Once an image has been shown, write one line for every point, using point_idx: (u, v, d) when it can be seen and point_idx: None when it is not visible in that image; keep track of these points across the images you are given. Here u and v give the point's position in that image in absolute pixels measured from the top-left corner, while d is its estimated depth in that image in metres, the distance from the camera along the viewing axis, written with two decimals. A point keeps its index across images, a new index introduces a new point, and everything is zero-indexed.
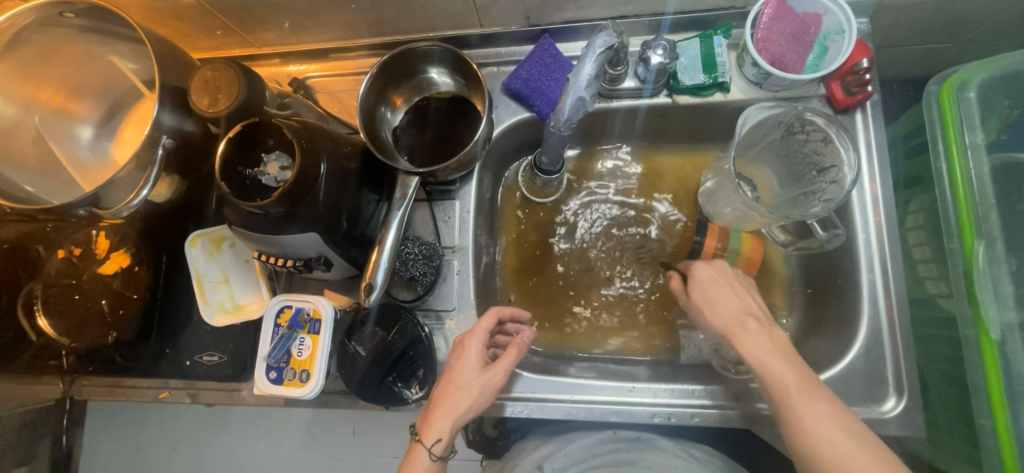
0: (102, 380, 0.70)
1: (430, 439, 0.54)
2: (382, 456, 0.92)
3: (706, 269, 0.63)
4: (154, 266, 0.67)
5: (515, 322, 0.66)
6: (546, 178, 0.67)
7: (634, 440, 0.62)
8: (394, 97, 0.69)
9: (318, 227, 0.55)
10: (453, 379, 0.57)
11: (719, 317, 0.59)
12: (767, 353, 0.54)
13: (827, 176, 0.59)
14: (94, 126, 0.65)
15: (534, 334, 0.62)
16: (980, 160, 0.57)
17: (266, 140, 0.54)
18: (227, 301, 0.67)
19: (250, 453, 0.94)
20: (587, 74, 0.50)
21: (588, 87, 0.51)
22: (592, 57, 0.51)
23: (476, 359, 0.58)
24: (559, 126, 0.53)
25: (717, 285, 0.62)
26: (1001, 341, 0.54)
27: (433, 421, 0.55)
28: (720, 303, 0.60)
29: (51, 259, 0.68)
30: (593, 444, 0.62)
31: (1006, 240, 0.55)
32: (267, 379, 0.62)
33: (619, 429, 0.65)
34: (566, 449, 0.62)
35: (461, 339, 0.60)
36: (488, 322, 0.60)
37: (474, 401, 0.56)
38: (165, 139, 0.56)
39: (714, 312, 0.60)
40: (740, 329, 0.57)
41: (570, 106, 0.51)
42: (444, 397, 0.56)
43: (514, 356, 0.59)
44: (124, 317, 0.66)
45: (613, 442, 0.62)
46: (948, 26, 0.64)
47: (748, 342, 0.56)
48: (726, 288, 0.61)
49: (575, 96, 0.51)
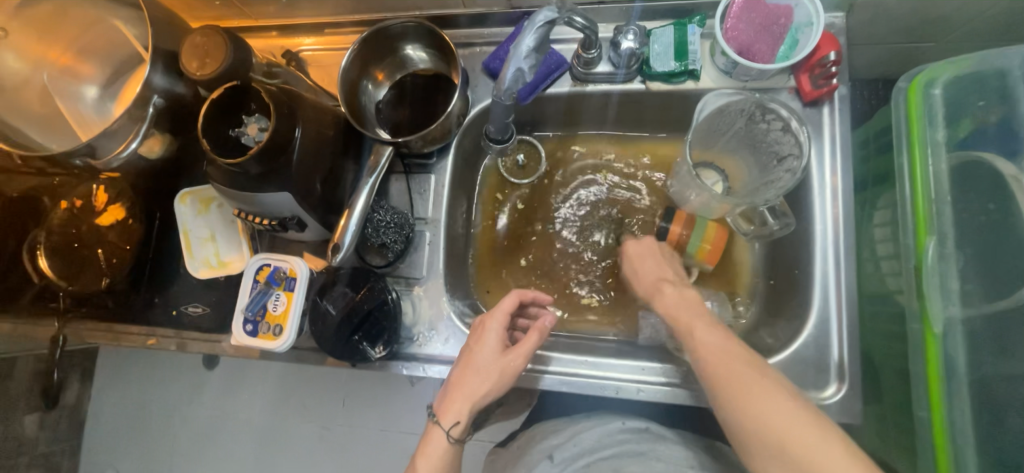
0: (98, 324, 0.74)
1: (448, 421, 0.57)
2: (367, 427, 1.03)
3: (634, 246, 0.67)
4: (147, 221, 0.72)
5: (537, 306, 0.68)
6: (501, 148, 0.70)
7: (642, 430, 0.63)
8: (376, 72, 0.71)
9: (292, 188, 0.58)
10: (472, 362, 0.59)
11: (641, 286, 0.64)
12: (712, 343, 0.52)
13: (784, 165, 0.60)
14: (99, 86, 0.69)
15: (555, 319, 0.64)
16: (939, 157, 0.57)
17: (249, 104, 0.58)
18: (212, 257, 0.71)
19: (241, 415, 1.07)
20: (526, 47, 0.52)
21: (526, 60, 0.53)
22: (531, 31, 0.52)
23: (496, 342, 0.60)
24: (502, 95, 0.56)
25: (644, 259, 0.65)
26: (943, 335, 0.55)
27: (452, 403, 0.57)
28: (644, 272, 0.64)
29: (54, 210, 0.73)
30: (598, 434, 0.63)
31: (957, 236, 0.55)
32: (244, 331, 0.66)
33: (626, 419, 0.65)
34: (574, 439, 0.64)
35: (483, 321, 0.62)
36: (510, 304, 0.62)
37: (493, 384, 0.58)
38: (155, 99, 0.60)
39: (637, 283, 0.64)
40: (657, 293, 0.61)
41: (510, 77, 0.53)
42: (463, 380, 0.58)
43: (536, 339, 0.60)
44: (116, 265, 0.70)
45: (621, 433, 0.63)
46: (926, 25, 0.64)
47: (669, 303, 0.59)
48: (652, 261, 0.65)
49: (514, 68, 0.53)
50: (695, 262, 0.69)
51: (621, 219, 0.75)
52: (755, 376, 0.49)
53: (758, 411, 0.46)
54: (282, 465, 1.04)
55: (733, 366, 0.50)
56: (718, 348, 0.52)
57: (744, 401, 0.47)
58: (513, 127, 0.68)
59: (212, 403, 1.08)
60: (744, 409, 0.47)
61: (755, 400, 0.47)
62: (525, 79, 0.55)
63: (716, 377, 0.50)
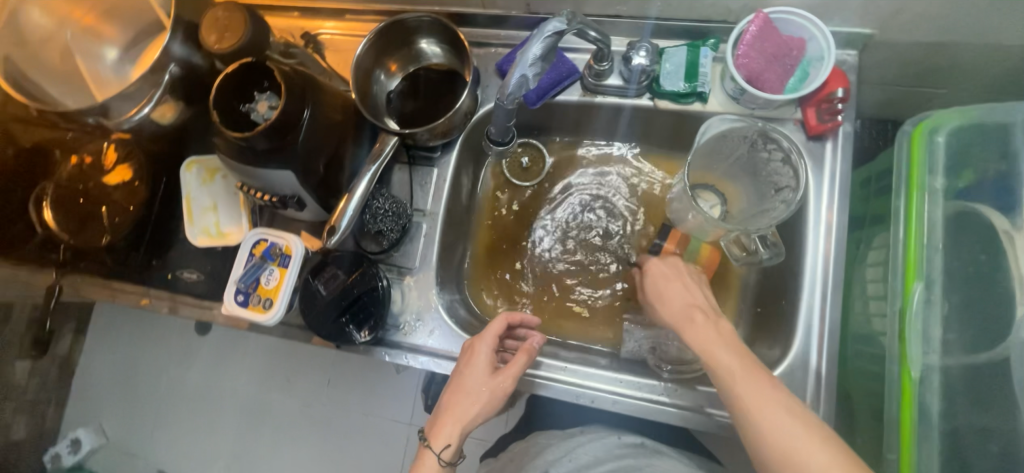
0: (91, 279, 0.75)
1: (439, 444, 0.58)
2: (349, 409, 1.04)
3: (660, 266, 0.65)
4: (152, 185, 0.73)
5: (525, 327, 0.68)
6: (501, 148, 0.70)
7: (638, 445, 0.68)
8: (390, 63, 0.72)
9: (294, 167, 0.59)
10: (462, 385, 0.60)
11: (668, 311, 0.60)
12: (728, 364, 0.52)
13: (781, 196, 0.60)
14: (119, 49, 0.71)
15: (543, 340, 0.65)
16: (935, 205, 0.57)
17: (262, 81, 0.59)
18: (212, 226, 0.72)
19: (227, 383, 1.09)
20: (533, 54, 0.51)
21: (532, 67, 0.52)
22: (540, 39, 0.52)
23: (485, 365, 0.61)
24: (506, 98, 0.56)
25: (669, 282, 0.63)
26: (920, 380, 0.55)
27: (443, 427, 0.58)
28: (672, 298, 0.61)
29: (64, 164, 0.75)
30: (597, 449, 0.68)
31: (944, 284, 0.56)
32: (234, 301, 0.67)
33: (623, 434, 0.70)
34: (571, 454, 0.68)
35: (471, 343, 0.63)
36: (498, 326, 0.63)
37: (482, 407, 0.59)
38: (172, 67, 0.62)
39: (665, 309, 0.61)
40: (687, 322, 0.57)
41: (514, 82, 0.53)
42: (454, 402, 0.59)
43: (525, 361, 0.61)
44: (117, 224, 0.72)
45: (619, 448, 0.68)
46: (939, 71, 0.65)
47: (700, 336, 0.55)
48: (678, 284, 0.62)
49: (519, 73, 0.52)
50: None
51: (619, 232, 0.76)
52: (766, 395, 0.49)
53: (778, 441, 0.47)
54: (263, 439, 1.06)
55: (751, 386, 0.50)
56: (740, 369, 0.51)
57: (755, 414, 0.49)
58: (513, 130, 0.68)
59: (200, 368, 1.10)
60: (760, 420, 0.48)
61: (770, 418, 0.48)
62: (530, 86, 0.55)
63: (734, 397, 0.50)
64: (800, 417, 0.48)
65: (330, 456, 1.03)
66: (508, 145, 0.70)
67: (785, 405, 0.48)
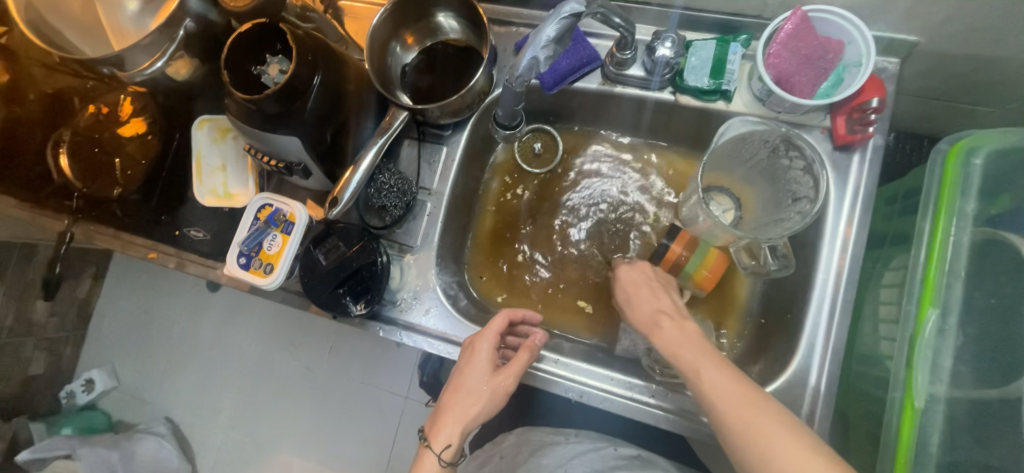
0: (104, 229, 0.77)
1: (440, 445, 0.58)
2: (347, 377, 1.06)
3: (629, 271, 0.65)
4: (165, 140, 0.74)
5: (527, 325, 0.68)
6: (506, 133, 0.68)
7: (634, 457, 0.70)
8: (407, 35, 0.70)
9: (301, 134, 0.58)
10: (462, 384, 0.60)
11: (635, 316, 0.61)
12: (688, 354, 0.53)
13: (797, 206, 0.58)
14: (140, 1, 0.69)
15: (546, 338, 0.64)
16: (963, 230, 0.54)
17: (274, 44, 0.58)
18: (220, 187, 0.73)
19: (232, 340, 1.12)
20: (546, 36, 0.49)
21: (544, 49, 0.50)
22: (555, 21, 0.49)
23: (486, 364, 0.60)
24: (513, 81, 0.54)
25: (638, 288, 0.63)
26: (924, 410, 0.53)
27: (442, 426, 0.58)
28: (641, 302, 0.62)
29: (82, 113, 0.77)
30: (593, 461, 0.70)
31: (962, 314, 0.53)
32: (237, 264, 0.68)
33: (620, 447, 0.72)
34: (569, 464, 0.70)
35: (472, 341, 0.62)
36: (500, 324, 0.62)
37: (482, 406, 0.59)
38: (187, 22, 0.61)
39: (633, 313, 0.62)
40: (654, 327, 0.59)
41: (524, 65, 0.51)
42: (454, 401, 0.59)
43: (525, 359, 0.61)
44: (130, 177, 0.73)
45: (615, 460, 0.70)
46: (986, 87, 0.60)
47: (665, 337, 0.57)
48: (645, 290, 0.63)
49: (530, 55, 0.51)
50: (689, 285, 0.67)
51: (626, 228, 0.74)
52: (734, 387, 0.49)
53: (738, 423, 0.47)
54: (261, 398, 1.08)
55: (720, 383, 0.50)
56: (706, 361, 0.52)
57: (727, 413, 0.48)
58: (522, 115, 0.66)
59: (206, 324, 1.13)
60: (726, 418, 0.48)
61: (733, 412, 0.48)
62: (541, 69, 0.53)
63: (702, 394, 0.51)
64: (769, 408, 0.48)
65: (325, 421, 1.05)
66: (515, 129, 0.68)
67: (738, 382, 0.50)
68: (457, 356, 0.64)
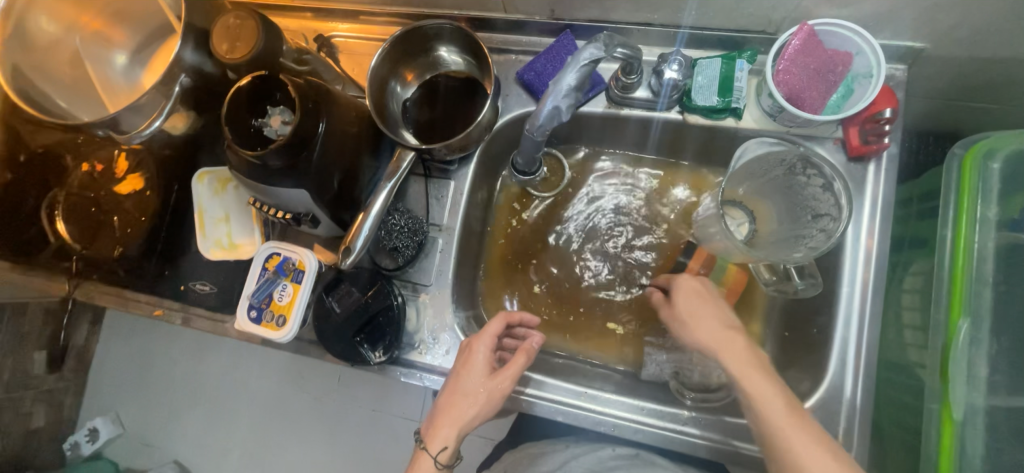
0: (106, 288, 0.75)
1: (436, 447, 0.57)
2: (360, 406, 1.04)
3: (690, 282, 0.61)
4: (164, 194, 0.72)
5: (525, 327, 0.68)
6: (523, 178, 0.69)
7: (633, 456, 0.64)
8: (406, 72, 0.69)
9: (308, 185, 0.57)
10: (459, 386, 0.59)
11: (708, 334, 0.56)
12: (739, 362, 0.53)
13: (819, 223, 0.57)
14: (129, 53, 0.68)
15: (543, 340, 0.63)
16: (987, 236, 0.54)
17: (274, 93, 0.56)
18: (224, 238, 0.71)
19: (239, 379, 1.08)
20: (567, 84, 0.52)
21: (565, 97, 0.53)
22: (574, 68, 0.52)
23: (483, 366, 0.60)
24: (534, 130, 0.56)
25: (703, 302, 0.59)
26: (963, 422, 0.52)
27: (439, 428, 0.58)
28: (703, 319, 0.58)
29: (76, 170, 0.74)
30: (591, 461, 0.64)
31: (994, 322, 0.53)
32: (248, 317, 0.66)
33: (618, 448, 0.66)
34: (567, 466, 0.64)
35: (469, 343, 0.62)
36: (497, 327, 0.62)
37: (479, 409, 0.58)
38: (183, 78, 0.59)
39: (698, 329, 0.57)
40: (728, 344, 0.55)
41: (546, 114, 0.54)
42: (450, 404, 0.59)
43: (522, 362, 0.60)
44: (131, 234, 0.71)
45: (612, 460, 0.63)
46: (994, 87, 0.60)
47: (736, 356, 0.54)
48: (711, 306, 0.59)
49: (552, 105, 0.53)
50: None
51: (640, 247, 0.73)
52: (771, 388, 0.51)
53: (772, 414, 0.50)
54: (275, 441, 1.06)
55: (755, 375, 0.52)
56: (756, 365, 0.53)
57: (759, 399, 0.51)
58: (540, 162, 0.67)
59: (209, 363, 1.09)
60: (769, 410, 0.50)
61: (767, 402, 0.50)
62: (562, 117, 0.56)
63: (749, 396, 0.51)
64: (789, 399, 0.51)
65: (342, 456, 1.03)
66: (533, 176, 0.69)
67: (786, 399, 0.50)
68: (455, 359, 0.64)
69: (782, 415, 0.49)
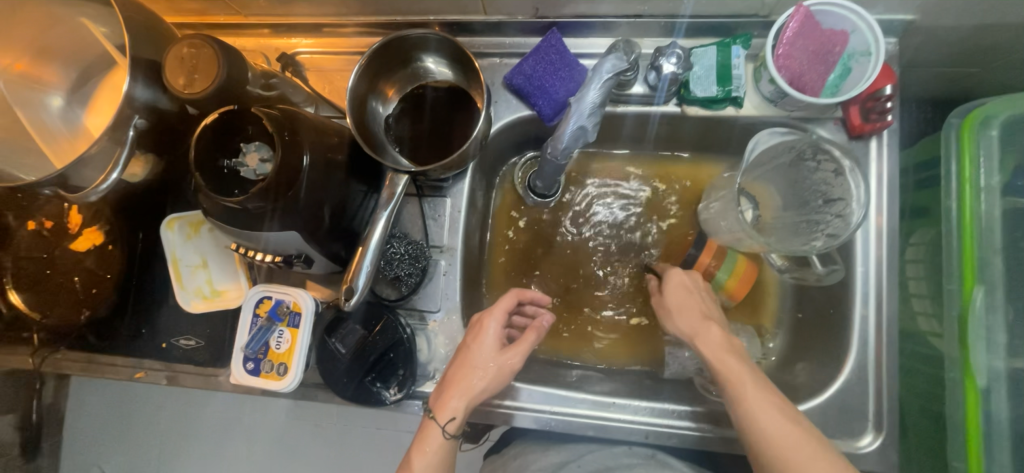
0: (74, 356, 0.67)
1: (445, 417, 0.55)
2: (361, 426, 0.91)
3: (679, 276, 0.61)
4: (129, 244, 0.65)
5: (534, 305, 0.66)
6: (539, 200, 0.72)
7: (649, 456, 0.60)
8: (387, 88, 0.65)
9: (298, 225, 0.52)
10: (469, 360, 0.57)
11: (684, 322, 0.58)
12: (732, 366, 0.52)
13: (832, 208, 0.56)
14: (65, 94, 0.60)
15: (553, 320, 0.64)
16: (993, 203, 0.54)
17: (246, 127, 0.51)
18: (205, 286, 0.65)
19: (232, 419, 0.93)
20: (590, 102, 0.55)
21: (590, 116, 0.55)
22: (597, 84, 0.55)
23: (494, 340, 0.58)
24: (558, 153, 0.58)
25: (690, 294, 0.60)
26: (987, 388, 0.54)
27: (449, 400, 0.55)
28: (686, 308, 0.59)
29: (20, 231, 0.65)
30: (605, 459, 0.60)
31: (1007, 288, 0.54)
32: (244, 370, 0.61)
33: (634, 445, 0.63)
34: (580, 459, 0.61)
35: (479, 319, 0.60)
36: (509, 302, 0.60)
37: (489, 383, 0.57)
38: (137, 119, 0.52)
39: (679, 316, 0.59)
40: (705, 333, 0.56)
41: (570, 134, 0.56)
42: (459, 377, 0.56)
43: (533, 339, 0.59)
44: (97, 296, 0.64)
45: (627, 457, 0.60)
46: (979, 52, 0.61)
47: (709, 345, 0.55)
48: (696, 297, 0.60)
49: (576, 125, 0.55)
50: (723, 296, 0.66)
51: (647, 244, 0.72)
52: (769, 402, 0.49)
53: (763, 419, 0.48)
54: None
55: (740, 375, 0.51)
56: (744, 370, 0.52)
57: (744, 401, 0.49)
58: (557, 184, 0.70)
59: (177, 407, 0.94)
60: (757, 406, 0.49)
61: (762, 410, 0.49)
62: (587, 136, 0.58)
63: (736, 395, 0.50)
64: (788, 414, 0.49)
65: None
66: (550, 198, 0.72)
67: (773, 397, 0.50)
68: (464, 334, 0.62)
69: (783, 419, 0.48)
